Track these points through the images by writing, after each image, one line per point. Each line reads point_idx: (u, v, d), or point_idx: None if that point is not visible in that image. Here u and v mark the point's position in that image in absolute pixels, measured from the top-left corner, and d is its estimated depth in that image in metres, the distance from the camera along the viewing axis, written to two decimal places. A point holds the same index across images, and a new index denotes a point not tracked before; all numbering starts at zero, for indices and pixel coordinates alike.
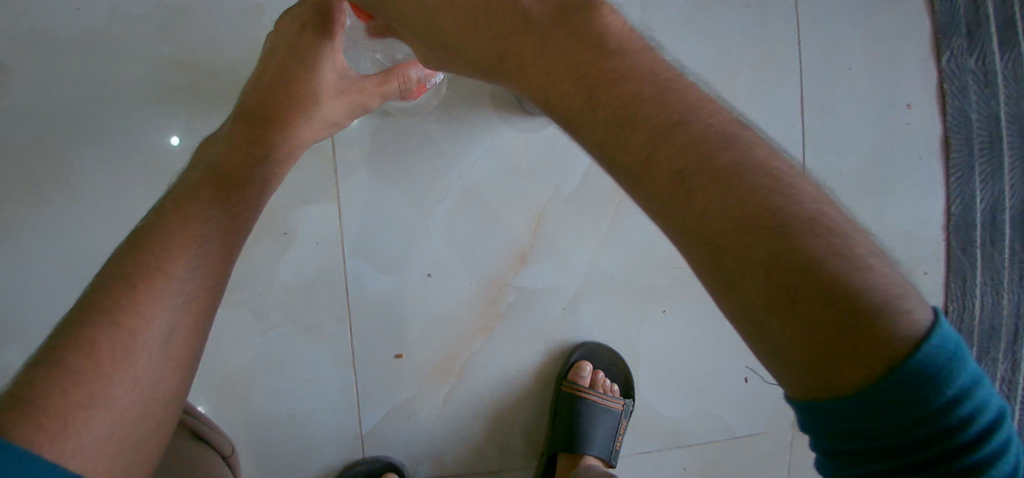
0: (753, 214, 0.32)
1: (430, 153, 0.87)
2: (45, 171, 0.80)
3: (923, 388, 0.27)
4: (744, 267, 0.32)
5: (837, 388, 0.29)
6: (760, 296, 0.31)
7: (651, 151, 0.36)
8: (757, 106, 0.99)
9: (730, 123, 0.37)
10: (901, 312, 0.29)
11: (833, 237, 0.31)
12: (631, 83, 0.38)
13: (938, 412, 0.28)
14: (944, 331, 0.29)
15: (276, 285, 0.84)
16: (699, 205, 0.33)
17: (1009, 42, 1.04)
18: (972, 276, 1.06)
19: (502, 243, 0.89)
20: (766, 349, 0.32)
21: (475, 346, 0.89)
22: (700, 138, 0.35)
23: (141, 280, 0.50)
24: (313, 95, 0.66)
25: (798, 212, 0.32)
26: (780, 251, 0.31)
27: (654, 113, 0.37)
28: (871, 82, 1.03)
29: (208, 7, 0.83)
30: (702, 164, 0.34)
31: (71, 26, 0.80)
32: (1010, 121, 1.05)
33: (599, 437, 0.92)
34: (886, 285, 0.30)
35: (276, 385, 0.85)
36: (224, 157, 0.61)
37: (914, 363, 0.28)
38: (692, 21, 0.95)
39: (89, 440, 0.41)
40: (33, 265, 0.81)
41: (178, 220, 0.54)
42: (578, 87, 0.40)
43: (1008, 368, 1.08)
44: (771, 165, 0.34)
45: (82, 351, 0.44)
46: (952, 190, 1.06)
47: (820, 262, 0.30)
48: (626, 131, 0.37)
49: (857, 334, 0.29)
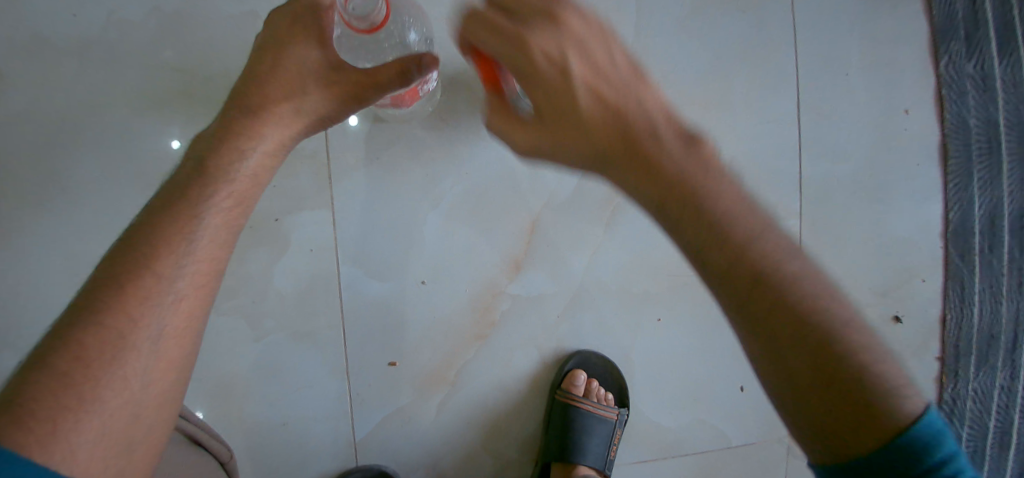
0: (796, 321, 0.44)
1: (425, 160, 0.86)
2: (39, 176, 0.80)
3: (912, 456, 0.39)
4: (790, 353, 0.44)
5: (854, 449, 0.41)
6: (800, 376, 0.44)
7: (731, 264, 0.47)
8: (754, 113, 0.98)
9: (786, 246, 0.48)
10: (903, 397, 0.42)
11: (853, 336, 0.44)
12: (711, 205, 0.48)
13: (924, 472, 0.39)
14: (931, 416, 0.41)
15: (270, 291, 0.84)
16: (767, 311, 0.45)
17: (1008, 47, 1.03)
18: (970, 283, 1.06)
19: (496, 249, 0.89)
20: (800, 417, 0.44)
21: (469, 354, 0.89)
22: (762, 261, 0.46)
23: (129, 280, 0.48)
24: (301, 86, 0.62)
25: (829, 317, 0.44)
26: (811, 344, 0.44)
27: (724, 233, 0.47)
28: (869, 89, 1.03)
29: (204, 12, 0.83)
30: (773, 284, 0.45)
31: (68, 31, 0.81)
32: (1009, 126, 1.04)
33: (593, 446, 0.91)
34: (884, 376, 0.43)
35: (271, 391, 0.85)
36: (211, 153, 0.58)
37: (907, 437, 0.40)
38: (688, 28, 0.95)
39: (80, 442, 0.41)
40: (29, 271, 0.81)
41: (169, 219, 0.52)
42: (663, 201, 0.49)
43: (1008, 375, 1.07)
44: (815, 284, 0.46)
45: (70, 353, 0.44)
46: (951, 197, 1.05)
47: (841, 355, 0.43)
48: (705, 248, 0.48)
49: (860, 407, 0.41)
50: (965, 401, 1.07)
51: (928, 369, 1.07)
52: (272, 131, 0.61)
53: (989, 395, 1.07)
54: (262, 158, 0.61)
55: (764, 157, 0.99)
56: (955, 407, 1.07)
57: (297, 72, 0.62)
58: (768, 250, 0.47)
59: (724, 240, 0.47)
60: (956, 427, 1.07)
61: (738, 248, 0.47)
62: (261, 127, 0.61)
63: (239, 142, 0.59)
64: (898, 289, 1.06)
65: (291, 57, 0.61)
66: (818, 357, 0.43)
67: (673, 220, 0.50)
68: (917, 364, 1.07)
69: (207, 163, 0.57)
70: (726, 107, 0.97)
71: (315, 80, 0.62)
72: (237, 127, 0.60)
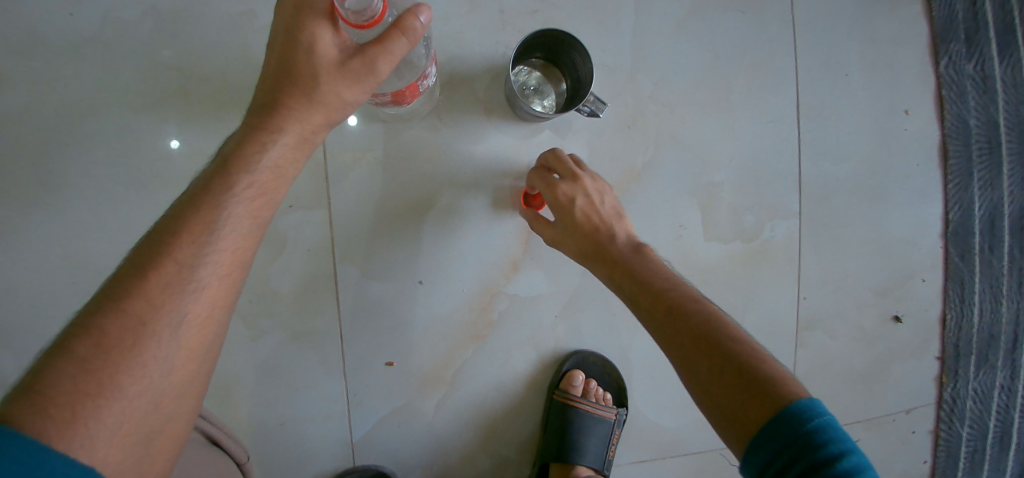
0: (706, 340, 0.55)
1: (422, 160, 0.86)
2: (36, 176, 0.80)
3: (791, 422, 0.47)
4: (703, 363, 0.55)
5: (749, 428, 0.49)
6: (711, 380, 0.53)
7: (657, 305, 0.61)
8: (753, 113, 0.98)
9: (705, 299, 0.61)
10: (781, 385, 0.51)
11: (748, 349, 0.54)
12: (644, 269, 0.65)
13: (804, 437, 0.46)
14: (809, 399, 0.49)
15: (267, 291, 0.83)
16: (681, 333, 0.57)
17: (1008, 47, 1.03)
18: (970, 283, 1.06)
19: (493, 250, 0.88)
20: (719, 416, 0.52)
21: (467, 355, 0.89)
22: (683, 304, 0.60)
23: (151, 267, 0.47)
24: (314, 74, 0.54)
25: (729, 338, 0.55)
26: (714, 354, 0.54)
27: (658, 287, 0.62)
28: (868, 89, 1.02)
29: (201, 12, 0.83)
30: (685, 316, 0.58)
31: (64, 31, 0.80)
32: (1009, 126, 1.03)
33: (592, 447, 0.91)
34: (778, 375, 0.52)
35: (268, 392, 0.85)
36: (233, 147, 0.55)
37: (786, 409, 0.48)
38: (686, 27, 0.94)
39: (99, 428, 0.41)
40: (24, 271, 0.80)
41: (192, 206, 0.50)
42: (613, 266, 0.67)
43: (1008, 376, 1.06)
44: (723, 319, 0.58)
45: (91, 340, 0.43)
46: (950, 197, 1.05)
47: (739, 360, 0.53)
48: (641, 296, 0.63)
49: (752, 392, 0.50)
50: (965, 402, 1.07)
51: (928, 369, 1.07)
52: (293, 125, 0.56)
53: (989, 395, 1.06)
54: (283, 152, 0.56)
55: (763, 157, 0.98)
56: (954, 408, 1.07)
57: (302, 62, 0.54)
58: (684, 297, 0.60)
59: (654, 290, 0.62)
60: (956, 427, 1.07)
61: (672, 311, 0.59)
62: (279, 121, 0.56)
63: (258, 135, 0.55)
64: (897, 290, 1.05)
65: (297, 45, 0.54)
66: (721, 361, 0.54)
67: (630, 296, 0.64)
68: (917, 365, 1.07)
69: (230, 156, 0.54)
70: (724, 107, 0.97)
71: (321, 66, 0.54)
72: (259, 124, 0.55)
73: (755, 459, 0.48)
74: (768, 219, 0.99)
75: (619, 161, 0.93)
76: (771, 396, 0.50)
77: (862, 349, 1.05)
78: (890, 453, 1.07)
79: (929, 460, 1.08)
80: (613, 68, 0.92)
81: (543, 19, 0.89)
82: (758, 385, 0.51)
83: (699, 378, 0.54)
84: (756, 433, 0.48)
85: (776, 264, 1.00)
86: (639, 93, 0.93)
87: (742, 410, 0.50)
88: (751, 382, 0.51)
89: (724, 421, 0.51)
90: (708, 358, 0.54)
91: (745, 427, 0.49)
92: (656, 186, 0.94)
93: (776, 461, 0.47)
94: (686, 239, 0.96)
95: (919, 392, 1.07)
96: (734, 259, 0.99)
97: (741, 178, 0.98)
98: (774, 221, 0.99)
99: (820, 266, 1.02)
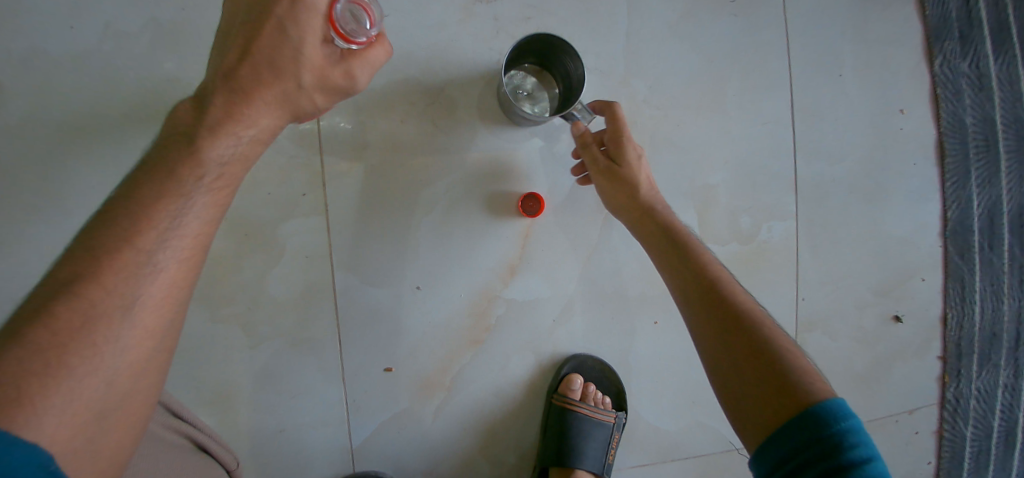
0: (748, 337, 0.54)
1: (418, 167, 0.87)
2: (35, 186, 0.81)
3: (820, 420, 0.47)
4: (738, 358, 0.54)
5: (774, 422, 0.49)
6: (744, 376, 0.53)
7: (705, 292, 0.59)
8: (748, 114, 0.98)
9: (748, 296, 0.60)
10: (813, 385, 0.51)
11: (789, 353, 0.53)
12: (700, 254, 0.62)
13: (830, 436, 0.46)
14: (837, 400, 0.49)
15: (265, 299, 0.84)
16: (720, 325, 0.56)
17: (1003, 46, 1.03)
18: (971, 282, 1.05)
19: (489, 255, 0.89)
20: (738, 412, 0.52)
21: (465, 360, 0.89)
22: (732, 296, 0.58)
23: (103, 252, 0.46)
24: (286, 66, 0.52)
25: (770, 339, 0.54)
26: (753, 351, 0.53)
27: (710, 274, 0.60)
28: (863, 89, 1.03)
29: (199, 24, 0.84)
30: (728, 309, 0.57)
31: (65, 43, 0.82)
32: (1006, 124, 1.03)
33: (592, 451, 0.90)
34: (812, 379, 0.52)
35: (266, 399, 0.85)
36: (193, 131, 0.52)
37: (816, 407, 0.48)
38: (679, 31, 0.95)
39: (46, 407, 0.40)
40: (26, 281, 0.81)
41: (147, 190, 0.49)
42: (665, 245, 0.64)
43: (1011, 374, 1.06)
44: (765, 321, 0.57)
45: (38, 323, 0.42)
46: (949, 195, 1.05)
47: (779, 360, 0.52)
48: (688, 279, 0.61)
49: (783, 390, 0.50)
50: (968, 402, 1.06)
51: (929, 369, 1.06)
52: (263, 116, 0.54)
53: (992, 394, 1.05)
54: (243, 144, 0.54)
55: (758, 158, 0.99)
56: (958, 407, 1.06)
57: (285, 56, 0.52)
58: (731, 290, 0.59)
59: (706, 276, 0.60)
60: (960, 427, 1.06)
61: (717, 298, 0.58)
62: (246, 109, 0.53)
63: (224, 122, 0.52)
64: (897, 289, 1.05)
65: (285, 38, 0.51)
66: (757, 359, 0.53)
67: (677, 275, 0.62)
68: (918, 364, 1.06)
69: (190, 140, 0.51)
70: (719, 109, 0.97)
71: (309, 65, 0.53)
72: (222, 109, 0.52)
73: (771, 452, 0.48)
74: (765, 220, 0.99)
75: None
76: (800, 393, 0.50)
77: (862, 350, 1.05)
78: (893, 454, 1.06)
79: (933, 461, 1.07)
80: (607, 73, 0.93)
81: (538, 25, 0.90)
82: (786, 379, 0.51)
83: (729, 358, 0.54)
84: (782, 426, 0.48)
85: (773, 265, 1.00)
86: (634, 97, 0.94)
87: (769, 402, 0.50)
88: (780, 374, 0.51)
89: (744, 408, 0.51)
90: (745, 344, 0.54)
91: (770, 418, 0.49)
92: None
93: (796, 457, 0.47)
94: None
95: (921, 392, 1.07)
96: (731, 261, 0.99)
97: (737, 179, 0.98)
98: (770, 222, 0.99)
99: (818, 266, 1.02)
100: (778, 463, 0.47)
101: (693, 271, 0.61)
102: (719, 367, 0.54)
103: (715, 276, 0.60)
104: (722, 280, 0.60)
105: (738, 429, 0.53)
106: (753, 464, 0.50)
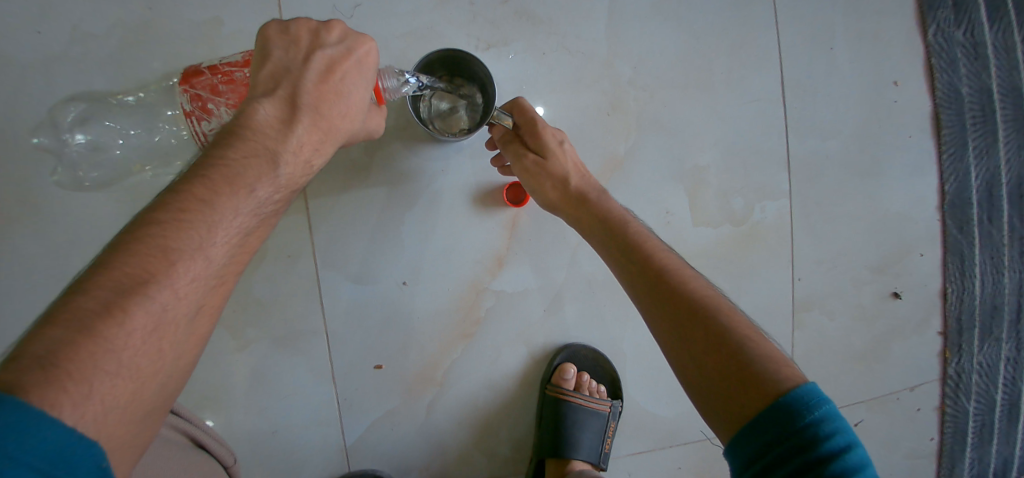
0: (709, 323, 0.52)
1: (398, 160, 0.85)
2: (13, 195, 0.79)
3: (792, 410, 0.45)
4: (704, 347, 0.51)
5: (743, 413, 0.47)
6: (712, 364, 0.50)
7: (654, 281, 0.57)
8: (736, 93, 0.96)
9: (701, 279, 0.58)
10: (782, 368, 0.49)
11: (753, 335, 0.52)
12: (649, 241, 0.62)
13: (804, 427, 0.44)
14: (809, 384, 0.46)
15: (250, 300, 0.83)
16: (679, 314, 0.54)
17: (997, 12, 1.00)
18: (971, 255, 1.03)
19: (476, 246, 0.87)
20: (709, 404, 0.50)
21: (455, 354, 0.88)
22: (682, 280, 0.57)
23: (180, 253, 0.44)
24: (361, 110, 0.59)
25: (728, 322, 0.52)
26: (717, 337, 0.51)
27: (658, 262, 0.59)
28: (854, 62, 1.00)
29: (168, 22, 0.82)
30: (678, 295, 0.55)
31: (34, 48, 0.80)
32: (1002, 92, 1.00)
33: (588, 441, 0.89)
34: (779, 361, 0.49)
35: (257, 400, 0.84)
36: (274, 146, 0.53)
37: (788, 396, 0.45)
38: (662, 9, 0.92)
39: (112, 407, 0.38)
40: (11, 291, 0.80)
41: (223, 196, 0.48)
42: (612, 240, 0.63)
43: (1012, 347, 1.05)
44: (725, 304, 0.55)
45: (112, 319, 0.39)
46: (945, 168, 1.03)
47: (743, 346, 0.50)
48: (636, 270, 0.59)
49: (750, 378, 0.48)
50: (970, 377, 1.05)
51: (930, 345, 1.05)
52: (331, 147, 0.58)
53: (993, 367, 1.04)
54: (302, 167, 0.56)
55: (749, 138, 0.96)
56: (960, 383, 1.05)
57: (362, 102, 0.59)
58: (682, 276, 0.57)
59: (655, 264, 0.59)
60: (962, 402, 1.05)
61: (668, 287, 0.56)
62: (322, 138, 0.57)
63: (304, 148, 0.55)
64: (895, 266, 1.03)
65: (365, 84, 0.58)
66: (724, 345, 0.51)
67: (626, 268, 0.61)
68: (919, 341, 1.05)
69: (269, 154, 0.52)
70: (706, 89, 0.95)
71: (368, 118, 0.62)
72: (305, 133, 0.55)
73: (744, 449, 0.46)
74: (758, 200, 0.97)
75: (601, 150, 0.91)
76: (767, 381, 0.47)
77: (862, 328, 1.03)
78: (895, 431, 1.05)
79: (936, 437, 1.05)
80: (589, 56, 0.90)
81: (516, 9, 0.88)
82: (749, 369, 0.48)
83: (689, 350, 0.52)
84: (753, 418, 0.46)
85: (767, 247, 0.98)
86: (617, 79, 0.91)
87: (738, 395, 0.48)
88: (744, 364, 0.49)
89: (715, 403, 0.49)
90: (706, 332, 0.52)
91: (736, 414, 0.47)
92: (639, 174, 0.93)
93: (769, 453, 0.44)
94: (673, 225, 0.95)
95: (922, 368, 1.05)
96: (724, 244, 0.97)
97: (726, 160, 0.96)
98: (763, 202, 0.97)
99: (814, 246, 1.00)
100: (750, 459, 0.45)
101: (639, 263, 0.60)
102: (682, 360, 0.53)
103: (663, 264, 0.58)
104: (671, 266, 0.58)
105: (708, 420, 0.51)
106: (728, 457, 0.48)
